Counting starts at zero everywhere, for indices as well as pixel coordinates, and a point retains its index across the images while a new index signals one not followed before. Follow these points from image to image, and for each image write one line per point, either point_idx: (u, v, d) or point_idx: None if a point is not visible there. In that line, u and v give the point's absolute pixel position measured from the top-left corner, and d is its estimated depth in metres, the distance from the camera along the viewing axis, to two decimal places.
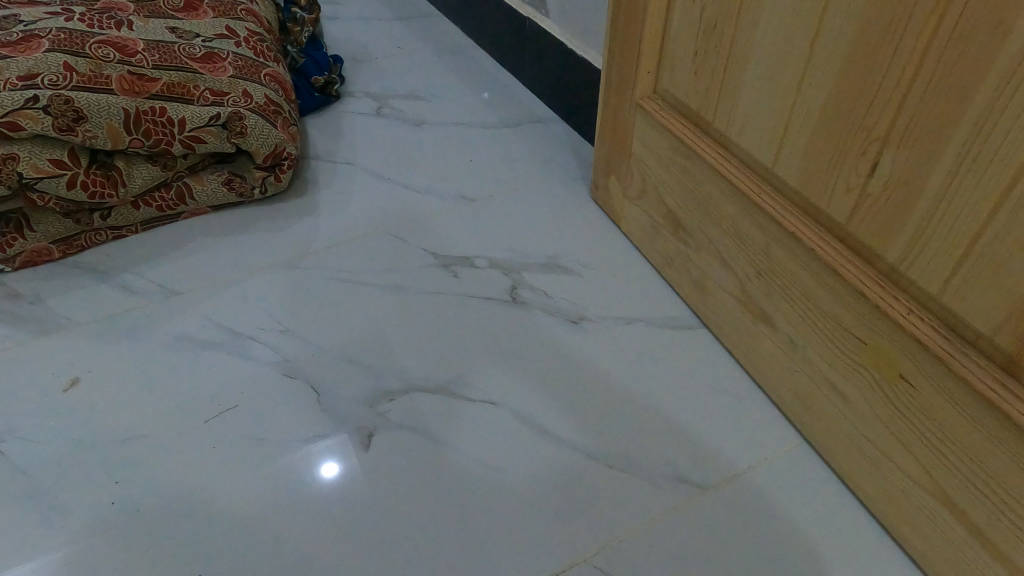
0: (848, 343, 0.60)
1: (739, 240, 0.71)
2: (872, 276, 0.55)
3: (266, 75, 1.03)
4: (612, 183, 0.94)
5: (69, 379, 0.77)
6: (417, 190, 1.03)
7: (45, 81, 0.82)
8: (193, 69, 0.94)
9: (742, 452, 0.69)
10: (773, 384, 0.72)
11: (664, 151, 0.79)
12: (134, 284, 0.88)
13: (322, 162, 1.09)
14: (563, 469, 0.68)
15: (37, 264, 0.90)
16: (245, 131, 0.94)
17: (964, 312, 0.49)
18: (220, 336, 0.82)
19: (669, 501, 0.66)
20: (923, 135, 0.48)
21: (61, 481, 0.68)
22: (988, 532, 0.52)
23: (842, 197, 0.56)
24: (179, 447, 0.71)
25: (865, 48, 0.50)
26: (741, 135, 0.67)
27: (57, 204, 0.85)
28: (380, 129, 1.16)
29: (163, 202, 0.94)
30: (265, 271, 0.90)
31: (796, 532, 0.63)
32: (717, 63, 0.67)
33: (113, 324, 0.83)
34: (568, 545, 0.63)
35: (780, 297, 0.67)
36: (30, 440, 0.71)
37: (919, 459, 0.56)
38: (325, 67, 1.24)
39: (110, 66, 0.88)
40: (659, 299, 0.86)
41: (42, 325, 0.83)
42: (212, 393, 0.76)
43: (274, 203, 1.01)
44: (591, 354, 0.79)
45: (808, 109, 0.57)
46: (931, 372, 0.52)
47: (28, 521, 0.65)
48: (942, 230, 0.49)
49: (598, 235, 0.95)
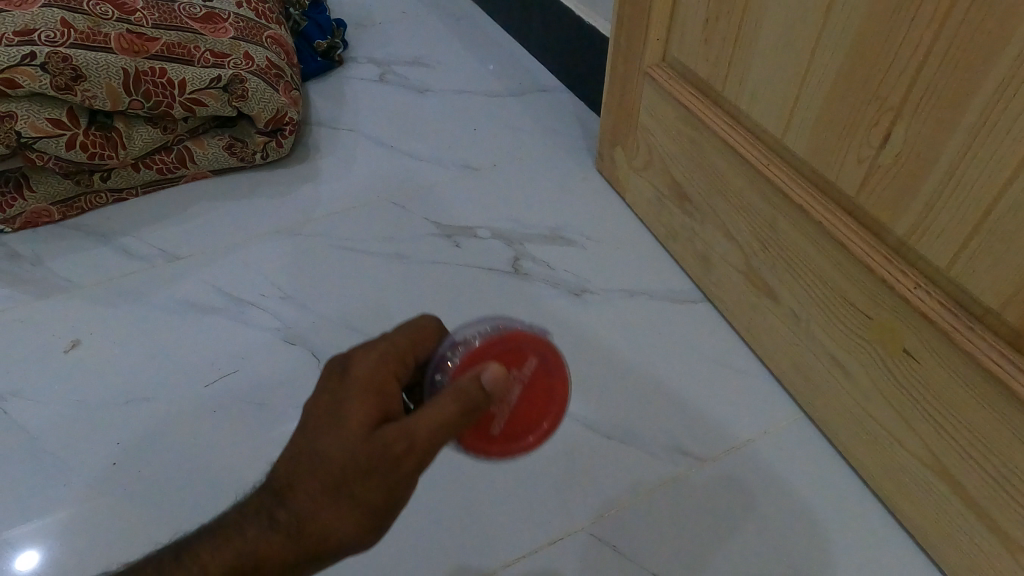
0: (853, 318, 0.60)
1: (745, 212, 0.70)
2: (880, 251, 0.55)
3: (267, 38, 1.02)
4: (618, 153, 0.92)
5: (71, 341, 0.77)
6: (421, 158, 1.02)
7: (42, 37, 0.80)
8: (194, 29, 0.93)
9: (742, 427, 0.69)
10: (776, 359, 0.72)
11: (671, 121, 0.78)
12: (134, 247, 0.88)
13: (324, 128, 1.08)
14: (562, 438, 0.68)
15: (37, 226, 0.90)
16: (247, 94, 0.92)
17: (972, 287, 0.48)
18: (220, 301, 0.81)
19: (668, 472, 0.66)
20: (938, 106, 0.46)
21: (63, 441, 0.68)
22: (987, 507, 0.52)
23: (852, 169, 0.55)
24: (180, 410, 0.71)
25: (881, 14, 0.48)
26: (751, 105, 0.65)
27: (56, 164, 0.85)
28: (383, 96, 1.14)
29: (164, 165, 0.93)
30: (266, 237, 0.89)
31: (794, 506, 0.63)
32: (728, 29, 0.65)
33: (113, 287, 0.83)
34: (566, 515, 0.63)
35: (785, 271, 0.67)
36: (31, 400, 0.72)
37: (919, 434, 0.56)
38: (327, 31, 1.22)
39: (109, 24, 0.86)
40: (663, 272, 0.85)
41: (43, 286, 0.83)
42: (213, 356, 0.76)
43: (275, 169, 1.00)
44: (592, 326, 0.78)
45: (820, 78, 0.56)
46: (936, 348, 0.52)
47: (31, 479, 0.66)
48: (952, 203, 0.48)
49: (602, 207, 0.94)
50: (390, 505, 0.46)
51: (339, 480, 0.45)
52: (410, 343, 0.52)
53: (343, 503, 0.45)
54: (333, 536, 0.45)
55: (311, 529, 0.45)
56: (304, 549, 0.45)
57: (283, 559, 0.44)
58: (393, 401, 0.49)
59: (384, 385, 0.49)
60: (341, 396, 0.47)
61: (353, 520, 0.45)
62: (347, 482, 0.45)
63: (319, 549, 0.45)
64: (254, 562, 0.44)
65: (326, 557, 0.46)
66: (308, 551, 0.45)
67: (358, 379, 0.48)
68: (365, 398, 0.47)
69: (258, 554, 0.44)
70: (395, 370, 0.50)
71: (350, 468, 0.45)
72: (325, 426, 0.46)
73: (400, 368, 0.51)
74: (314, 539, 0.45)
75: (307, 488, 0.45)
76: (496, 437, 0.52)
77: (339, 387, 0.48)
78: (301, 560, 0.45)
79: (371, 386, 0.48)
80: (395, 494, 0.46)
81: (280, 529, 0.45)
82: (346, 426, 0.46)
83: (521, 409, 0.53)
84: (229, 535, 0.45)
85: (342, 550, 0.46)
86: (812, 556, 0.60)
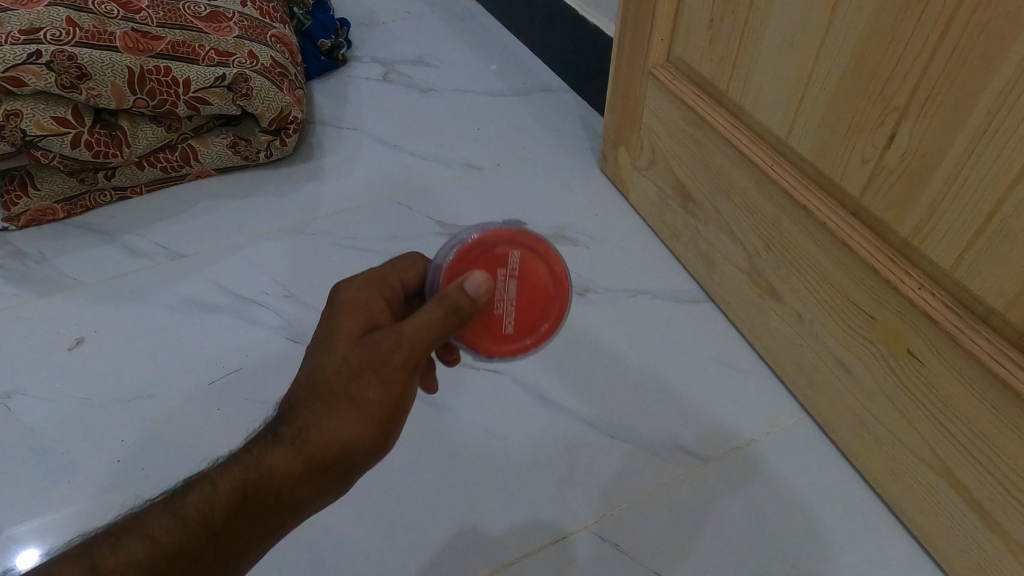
0: (856, 318, 0.60)
1: (749, 213, 0.70)
2: (884, 252, 0.55)
3: (272, 37, 1.02)
4: (622, 153, 0.92)
5: (75, 338, 0.77)
6: (424, 157, 1.02)
7: (47, 36, 0.80)
8: (198, 28, 0.93)
9: (745, 427, 0.69)
10: (778, 359, 0.72)
11: (675, 121, 0.78)
12: (138, 245, 0.88)
13: (328, 127, 1.08)
14: (565, 437, 0.69)
15: (41, 224, 0.90)
16: (251, 93, 0.92)
17: (977, 288, 0.48)
18: (224, 299, 0.82)
19: (670, 472, 0.66)
20: (944, 106, 0.46)
21: (67, 438, 0.69)
22: (990, 509, 0.52)
23: (857, 169, 0.55)
24: (183, 407, 0.71)
25: (887, 14, 0.48)
26: (756, 105, 0.65)
27: (61, 163, 0.85)
28: (387, 96, 1.15)
29: (168, 163, 0.93)
30: (270, 235, 0.89)
31: (797, 507, 0.63)
32: (733, 30, 0.65)
33: (117, 285, 0.83)
34: (569, 514, 0.63)
35: (789, 271, 0.67)
36: (35, 397, 0.72)
37: (923, 435, 0.56)
38: (332, 31, 1.23)
39: (114, 23, 0.86)
40: (666, 272, 0.85)
41: (47, 284, 0.83)
42: (216, 354, 0.76)
43: (279, 167, 1.00)
44: (595, 325, 0.78)
45: (826, 77, 0.56)
46: (940, 348, 0.52)
47: (36, 477, 0.66)
48: (958, 203, 0.48)
49: (606, 207, 0.94)
50: (394, 412, 0.46)
51: (334, 387, 0.45)
52: (392, 267, 0.52)
53: (341, 409, 0.45)
54: (336, 443, 0.44)
55: (313, 439, 0.44)
56: (310, 458, 0.44)
57: (293, 471, 0.44)
58: (383, 316, 0.49)
59: (370, 303, 0.49)
60: (332, 316, 0.49)
61: (354, 427, 0.45)
62: (343, 388, 0.45)
63: (325, 458, 0.44)
64: (265, 477, 0.44)
65: (336, 468, 0.45)
66: (313, 462, 0.44)
67: (346, 299, 0.49)
68: (354, 315, 0.48)
69: (266, 468, 0.44)
70: (384, 293, 0.51)
71: (342, 374, 0.45)
72: (321, 345, 0.47)
73: (388, 292, 0.51)
74: (318, 448, 0.44)
75: (304, 401, 0.46)
76: (511, 337, 0.51)
77: (330, 312, 0.49)
78: (310, 471, 0.45)
79: (357, 304, 0.49)
80: (395, 396, 0.45)
81: (284, 442, 0.45)
82: (340, 342, 0.46)
83: (526, 305, 0.51)
84: (240, 457, 0.46)
85: (351, 459, 0.45)
86: (815, 557, 0.60)
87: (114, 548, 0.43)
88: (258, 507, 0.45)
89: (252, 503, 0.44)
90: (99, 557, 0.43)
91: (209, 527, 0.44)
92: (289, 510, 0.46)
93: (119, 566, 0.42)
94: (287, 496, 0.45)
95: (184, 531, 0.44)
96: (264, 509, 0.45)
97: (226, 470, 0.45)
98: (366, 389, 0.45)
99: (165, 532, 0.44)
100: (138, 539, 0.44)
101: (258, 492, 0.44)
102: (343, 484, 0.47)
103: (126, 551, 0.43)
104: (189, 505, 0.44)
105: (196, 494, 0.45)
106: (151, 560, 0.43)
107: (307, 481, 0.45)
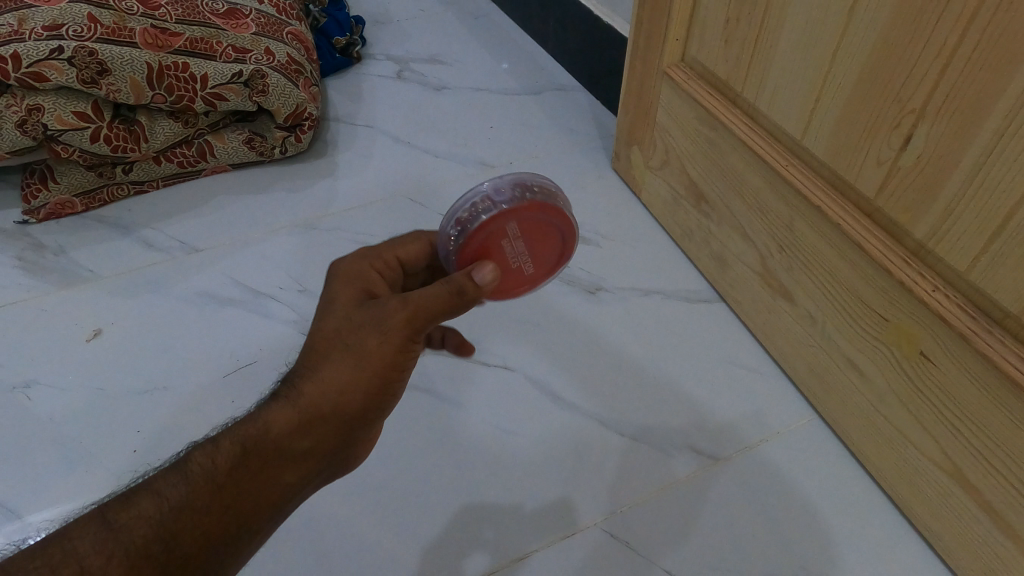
0: (869, 320, 0.60)
1: (763, 213, 0.70)
2: (898, 254, 0.55)
3: (288, 34, 1.03)
4: (635, 152, 0.93)
5: (93, 330, 0.78)
6: (437, 154, 1.03)
7: (69, 32, 0.82)
8: (216, 25, 0.94)
9: (756, 427, 0.69)
10: (789, 360, 0.72)
11: (690, 121, 0.78)
12: (154, 239, 0.89)
13: (342, 123, 1.09)
14: (575, 435, 0.69)
15: (60, 217, 0.91)
16: (268, 89, 0.93)
17: (992, 291, 0.48)
18: (240, 294, 0.83)
19: (680, 470, 0.66)
20: (961, 109, 0.46)
21: (84, 428, 0.70)
22: (1002, 511, 0.52)
23: (873, 170, 0.55)
24: (198, 399, 0.72)
25: (906, 16, 0.48)
26: (771, 106, 0.65)
27: (80, 156, 0.86)
28: (401, 93, 1.15)
29: (184, 158, 0.95)
30: (284, 231, 0.90)
31: (805, 506, 0.64)
32: (749, 30, 0.65)
33: (134, 278, 0.84)
34: (579, 509, 0.64)
35: (802, 272, 0.67)
36: (54, 388, 0.73)
37: (934, 437, 0.56)
38: (347, 28, 1.24)
39: (134, 19, 0.87)
40: (678, 272, 0.85)
41: (67, 276, 0.84)
42: (230, 348, 0.77)
43: (294, 163, 1.01)
44: (606, 324, 0.79)
45: (842, 79, 0.56)
46: (953, 350, 0.52)
47: (54, 465, 0.67)
48: (974, 205, 0.47)
49: (618, 206, 0.94)
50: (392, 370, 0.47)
51: (332, 342, 0.47)
52: (388, 244, 0.54)
53: (336, 359, 0.46)
54: (331, 391, 0.46)
55: (308, 391, 0.46)
56: (305, 406, 0.46)
57: (290, 422, 0.46)
58: (378, 285, 0.51)
59: (367, 275, 0.51)
60: (325, 288, 0.50)
61: (351, 375, 0.46)
62: (340, 341, 0.46)
63: (321, 406, 0.46)
64: (266, 428, 0.45)
65: (333, 417, 0.46)
66: (310, 411, 0.46)
67: (339, 271, 0.51)
68: (345, 283, 0.50)
69: (265, 421, 0.46)
70: (378, 267, 0.52)
71: (340, 328, 0.47)
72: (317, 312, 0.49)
73: (381, 265, 0.52)
74: (314, 397, 0.46)
75: (298, 360, 0.48)
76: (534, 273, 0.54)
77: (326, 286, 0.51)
78: (309, 421, 0.46)
79: (353, 275, 0.50)
80: (396, 346, 0.46)
81: (281, 398, 0.46)
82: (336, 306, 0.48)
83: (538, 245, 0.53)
84: (242, 418, 0.47)
85: (348, 407, 0.46)
86: (822, 559, 0.60)
87: (125, 506, 0.43)
88: (260, 459, 0.45)
89: (254, 456, 0.45)
90: (111, 515, 0.43)
91: (215, 482, 0.44)
92: (292, 461, 0.46)
93: (128, 523, 0.42)
94: (288, 448, 0.46)
95: (190, 487, 0.44)
96: (267, 461, 0.45)
97: (228, 430, 0.46)
98: (365, 340, 0.46)
99: (172, 490, 0.44)
100: (148, 497, 0.43)
101: (259, 444, 0.45)
102: (343, 435, 0.48)
103: (136, 507, 0.43)
104: (194, 463, 0.45)
105: (200, 452, 0.45)
106: (159, 516, 0.43)
107: (306, 431, 0.46)
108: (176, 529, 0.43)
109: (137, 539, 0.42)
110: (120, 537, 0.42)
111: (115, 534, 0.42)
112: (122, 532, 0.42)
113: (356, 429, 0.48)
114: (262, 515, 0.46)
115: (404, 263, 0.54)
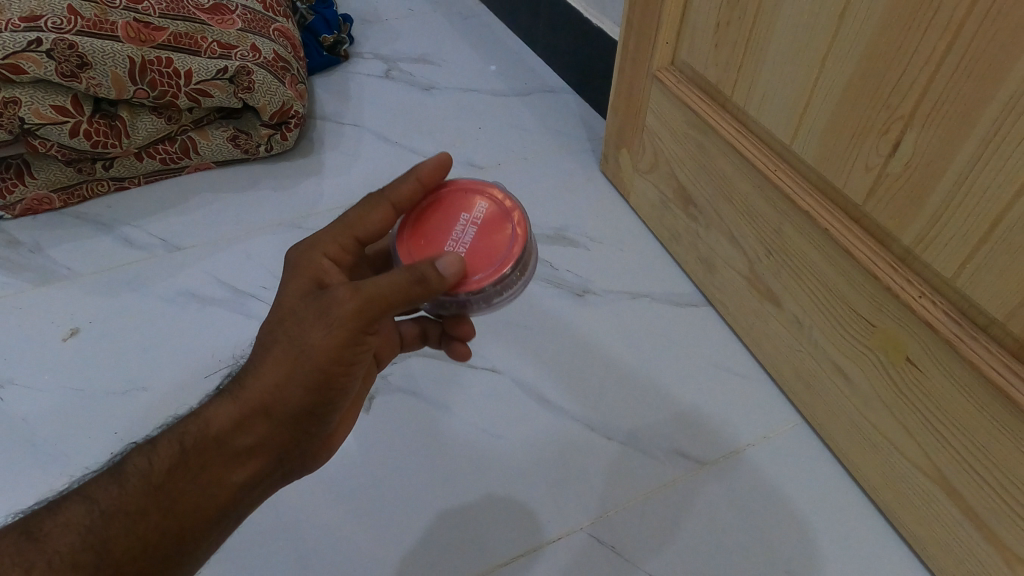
0: (856, 324, 0.60)
1: (751, 217, 0.70)
2: (885, 258, 0.55)
3: (274, 31, 1.01)
4: (623, 155, 0.92)
5: (70, 329, 0.77)
6: (425, 155, 1.02)
7: (48, 23, 0.79)
8: (201, 20, 0.92)
9: (742, 431, 0.69)
10: (777, 364, 0.72)
11: (679, 125, 0.78)
12: (135, 237, 0.87)
13: (329, 122, 1.08)
14: (562, 438, 0.68)
15: (37, 213, 0.89)
16: (253, 86, 0.92)
17: (978, 297, 0.49)
18: (222, 293, 0.81)
19: (667, 475, 0.66)
20: (950, 116, 0.46)
21: (58, 428, 0.68)
22: (986, 517, 0.52)
23: (860, 176, 0.55)
24: (179, 398, 0.71)
25: (896, 23, 0.48)
26: (760, 111, 0.65)
27: (59, 151, 0.84)
28: (388, 92, 1.14)
29: (167, 155, 0.93)
30: (268, 231, 0.89)
31: (791, 512, 0.64)
32: (739, 34, 0.65)
33: (113, 276, 0.82)
34: (565, 514, 0.63)
35: (791, 277, 0.67)
36: (28, 388, 0.71)
37: (919, 442, 0.56)
38: (335, 25, 1.22)
39: (116, 12, 0.85)
40: (665, 276, 0.85)
41: (42, 274, 0.82)
42: (212, 349, 0.75)
43: (279, 161, 1.00)
44: (592, 327, 0.78)
45: (832, 84, 0.56)
46: (938, 356, 0.52)
47: (26, 466, 0.65)
48: (963, 213, 0.48)
49: (606, 209, 0.94)
50: (343, 372, 0.46)
51: (274, 335, 0.46)
52: (343, 225, 0.50)
53: (274, 356, 0.45)
54: (269, 385, 0.45)
55: (246, 387, 0.46)
56: (247, 400, 0.46)
57: (230, 418, 0.46)
58: (331, 273, 0.49)
59: (319, 264, 0.49)
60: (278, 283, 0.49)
61: (290, 373, 0.45)
62: (280, 334, 0.45)
63: (261, 401, 0.46)
64: (207, 425, 0.46)
65: (272, 413, 0.46)
66: (252, 407, 0.46)
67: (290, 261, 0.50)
68: (292, 275, 0.49)
69: (206, 420, 0.46)
70: (332, 255, 0.50)
71: (279, 320, 0.46)
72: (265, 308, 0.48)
73: (337, 251, 0.50)
74: (254, 393, 0.45)
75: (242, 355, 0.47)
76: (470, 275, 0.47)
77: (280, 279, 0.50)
78: (248, 414, 0.46)
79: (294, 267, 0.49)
80: (347, 354, 0.45)
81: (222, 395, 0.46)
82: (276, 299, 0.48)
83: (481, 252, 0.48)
84: (183, 419, 0.48)
85: (288, 402, 0.46)
86: (807, 564, 0.60)
87: (53, 512, 0.43)
88: (201, 458, 0.46)
89: (195, 457, 0.46)
90: (36, 523, 0.43)
91: (150, 483, 0.45)
92: (235, 459, 0.47)
93: (55, 530, 0.42)
94: (228, 445, 0.46)
95: (122, 491, 0.44)
96: (207, 461, 0.46)
97: (169, 431, 0.47)
98: (313, 338, 0.44)
99: (104, 494, 0.44)
100: (79, 504, 0.44)
101: (198, 443, 0.46)
102: (290, 433, 0.48)
103: (64, 515, 0.43)
104: (130, 466, 0.46)
105: (137, 456, 0.46)
106: (88, 523, 0.43)
107: (245, 425, 0.46)
108: (108, 534, 0.43)
109: (66, 549, 0.42)
110: (45, 546, 0.41)
111: (39, 543, 0.42)
112: (47, 540, 0.42)
113: (303, 424, 0.48)
114: (205, 519, 0.46)
115: (364, 240, 0.52)
